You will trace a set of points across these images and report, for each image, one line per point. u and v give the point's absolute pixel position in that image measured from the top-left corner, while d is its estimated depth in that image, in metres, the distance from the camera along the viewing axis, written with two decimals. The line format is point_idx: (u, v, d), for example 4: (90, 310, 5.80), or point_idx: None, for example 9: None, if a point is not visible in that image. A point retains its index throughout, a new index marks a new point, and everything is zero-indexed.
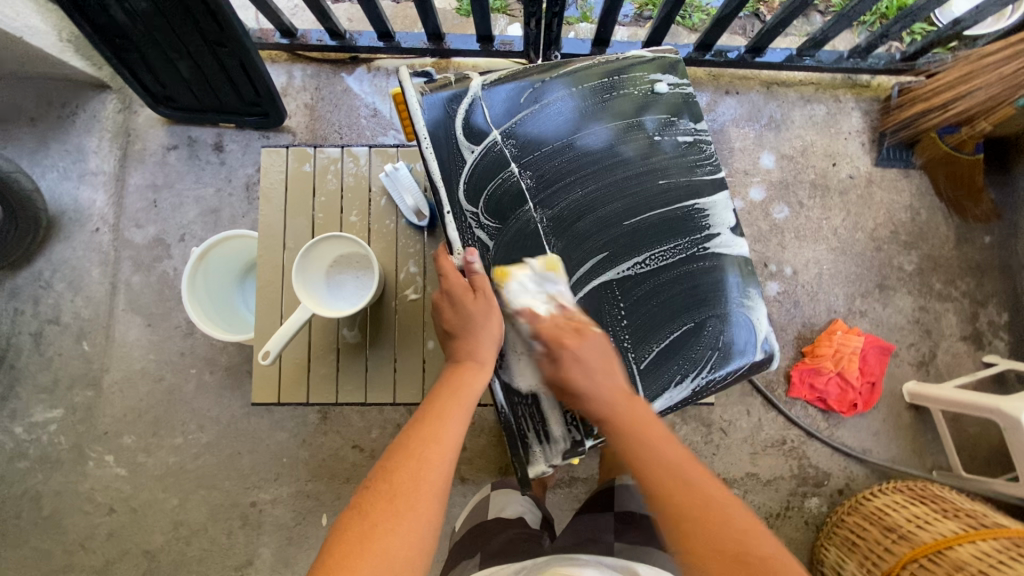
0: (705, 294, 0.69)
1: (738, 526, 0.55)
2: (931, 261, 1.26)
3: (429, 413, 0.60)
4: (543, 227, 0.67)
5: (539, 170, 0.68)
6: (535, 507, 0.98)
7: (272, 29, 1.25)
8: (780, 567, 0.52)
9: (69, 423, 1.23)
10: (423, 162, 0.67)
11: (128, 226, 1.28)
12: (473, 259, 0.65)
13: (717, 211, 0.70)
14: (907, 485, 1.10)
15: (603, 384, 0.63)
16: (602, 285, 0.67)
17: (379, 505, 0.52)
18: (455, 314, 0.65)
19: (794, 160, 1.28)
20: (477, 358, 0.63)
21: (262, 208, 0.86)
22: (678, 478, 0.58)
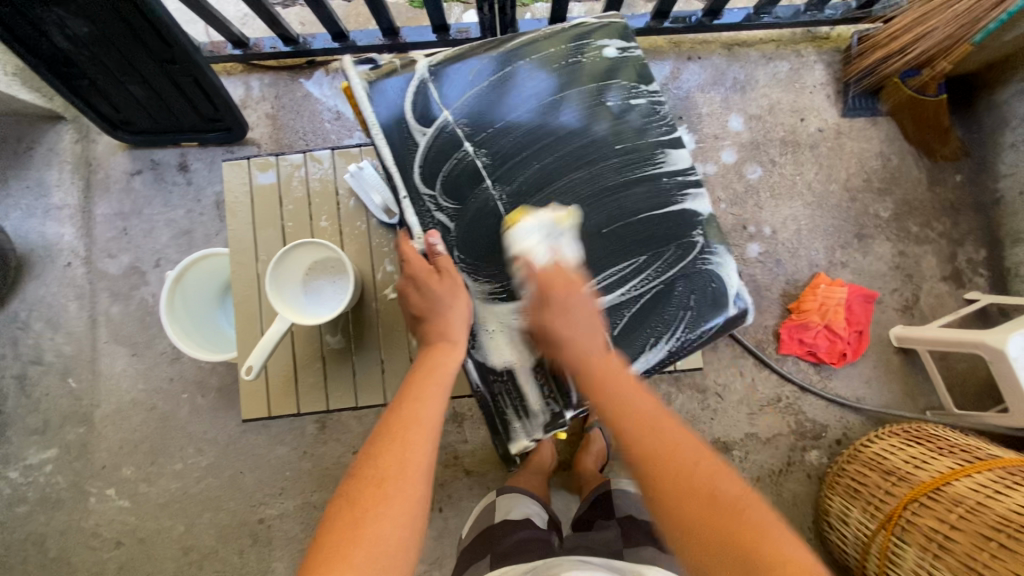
0: (671, 256, 0.68)
1: (705, 466, 0.57)
2: (906, 205, 1.27)
3: (407, 397, 0.59)
4: (503, 203, 0.67)
5: (493, 147, 0.67)
6: (541, 508, 0.98)
7: (223, 41, 1.22)
8: (748, 504, 0.53)
9: (65, 461, 1.22)
10: (375, 150, 0.66)
11: (100, 257, 1.25)
12: (435, 241, 0.65)
13: (679, 170, 0.70)
14: (903, 428, 1.12)
15: (584, 332, 0.63)
16: (568, 255, 0.67)
17: (366, 492, 0.51)
18: (420, 296, 0.66)
19: (763, 119, 1.28)
20: (449, 338, 0.64)
21: (229, 223, 0.85)
22: (653, 428, 0.59)
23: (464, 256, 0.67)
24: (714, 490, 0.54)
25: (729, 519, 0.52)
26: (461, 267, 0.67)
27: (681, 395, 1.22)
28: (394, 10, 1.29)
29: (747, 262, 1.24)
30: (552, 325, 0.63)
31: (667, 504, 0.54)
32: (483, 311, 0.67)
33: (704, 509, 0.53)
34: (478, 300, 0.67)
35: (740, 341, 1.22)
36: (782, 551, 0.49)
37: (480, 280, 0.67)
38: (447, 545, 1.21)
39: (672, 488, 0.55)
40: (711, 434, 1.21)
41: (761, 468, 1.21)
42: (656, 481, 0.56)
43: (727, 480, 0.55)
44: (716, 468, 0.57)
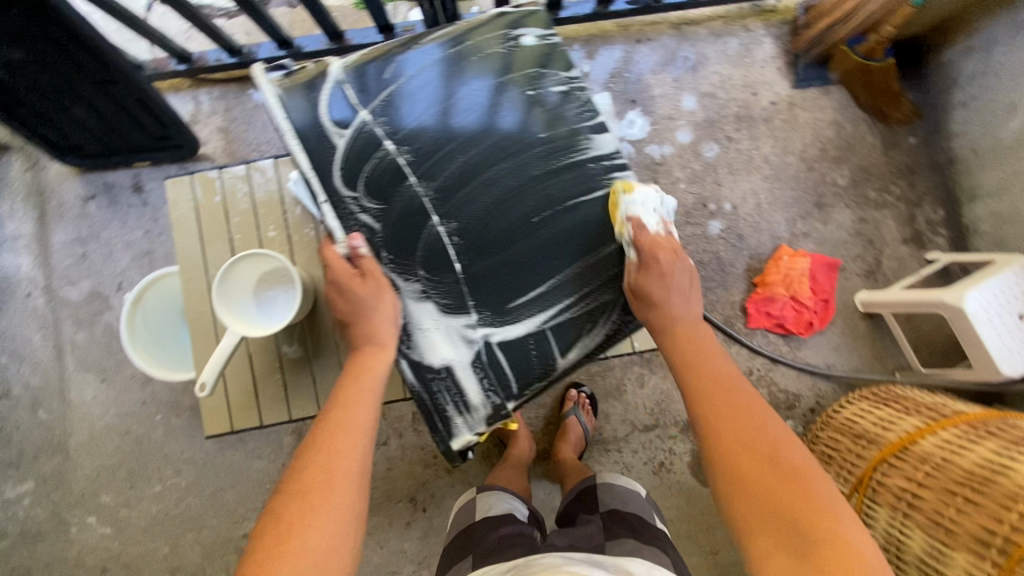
0: (603, 238, 0.69)
1: (771, 437, 0.64)
2: (863, 171, 1.28)
3: (335, 405, 0.61)
4: (429, 198, 0.66)
5: (415, 143, 0.67)
6: (520, 503, 0.98)
7: (167, 57, 1.21)
8: (806, 473, 0.61)
9: (42, 492, 1.21)
10: (290, 155, 0.65)
11: (60, 285, 1.24)
12: (358, 244, 0.64)
13: (604, 154, 0.71)
14: (870, 392, 1.14)
15: (677, 303, 0.70)
16: (499, 246, 0.67)
17: (293, 504, 0.52)
18: (346, 301, 0.65)
19: (716, 97, 1.28)
20: (377, 340, 0.64)
21: (176, 239, 0.85)
22: (732, 395, 0.69)
23: (393, 256, 0.65)
24: (778, 455, 0.62)
25: (785, 480, 0.60)
26: (389, 268, 0.65)
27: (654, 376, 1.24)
28: (339, 14, 1.27)
29: (709, 241, 1.25)
30: (654, 283, 0.68)
31: (734, 455, 0.63)
32: (416, 309, 0.66)
33: (767, 471, 0.61)
34: (410, 300, 0.66)
35: (708, 318, 1.23)
36: (831, 520, 0.57)
37: (411, 280, 0.66)
38: (434, 544, 1.21)
39: (740, 447, 0.63)
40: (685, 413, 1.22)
41: None
42: (729, 436, 0.65)
43: (792, 452, 0.63)
44: (785, 443, 0.63)
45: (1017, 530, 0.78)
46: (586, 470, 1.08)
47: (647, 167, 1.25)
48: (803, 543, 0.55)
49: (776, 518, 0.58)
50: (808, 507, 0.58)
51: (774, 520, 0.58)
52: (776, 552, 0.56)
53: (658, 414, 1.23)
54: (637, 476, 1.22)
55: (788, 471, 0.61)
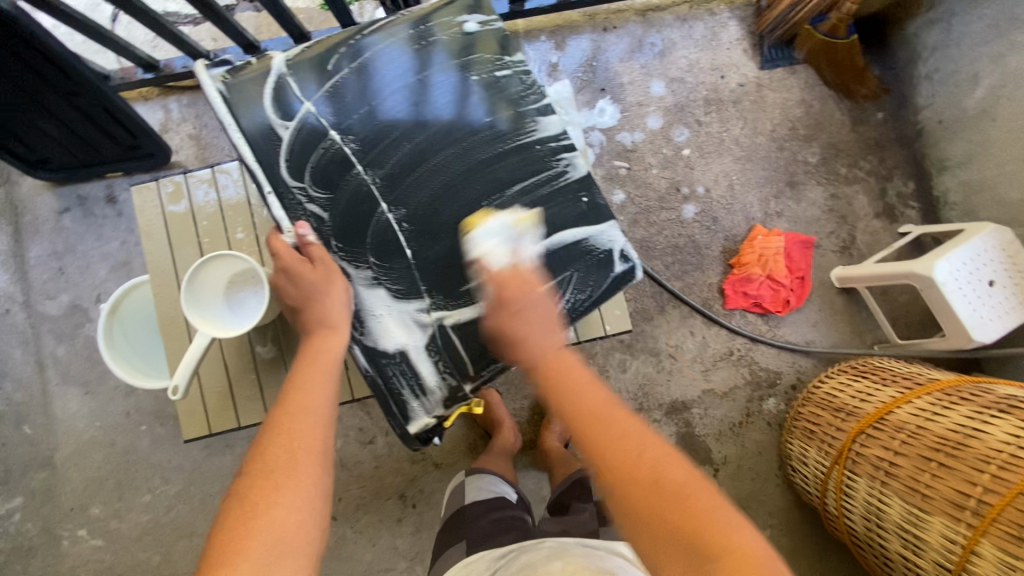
0: (553, 221, 0.70)
1: (652, 453, 0.55)
2: (833, 149, 1.29)
3: (291, 388, 0.61)
4: (376, 186, 0.67)
5: (362, 134, 0.67)
6: (511, 487, 0.97)
7: (133, 66, 1.20)
8: (696, 488, 0.52)
9: (32, 507, 1.21)
10: (235, 148, 0.65)
11: (39, 299, 1.24)
12: (304, 232, 0.65)
13: (551, 136, 0.72)
14: (851, 365, 1.15)
15: (538, 333, 0.64)
16: (448, 231, 0.68)
17: (257, 484, 0.53)
18: (295, 288, 0.65)
19: (684, 81, 1.29)
20: (327, 323, 0.64)
21: (145, 246, 0.86)
22: (600, 415, 0.58)
23: (343, 245, 0.67)
24: (661, 475, 0.52)
25: (679, 508, 0.50)
26: (339, 256, 0.67)
27: (635, 361, 1.24)
28: (306, 16, 1.28)
29: (684, 225, 1.26)
30: (511, 321, 0.64)
31: (624, 491, 0.53)
32: (366, 296, 0.67)
33: (655, 501, 0.51)
34: (361, 287, 0.67)
35: (686, 301, 1.23)
36: (732, 533, 0.48)
37: (361, 267, 0.67)
38: (425, 538, 1.22)
39: (624, 479, 0.53)
40: (668, 396, 1.23)
41: (721, 422, 1.23)
42: (612, 467, 0.54)
43: (675, 464, 0.54)
44: (667, 456, 0.55)
45: (990, 492, 0.79)
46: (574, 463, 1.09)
47: (619, 154, 1.26)
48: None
49: (677, 555, 0.48)
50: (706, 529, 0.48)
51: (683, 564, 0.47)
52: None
53: (642, 400, 1.23)
54: None
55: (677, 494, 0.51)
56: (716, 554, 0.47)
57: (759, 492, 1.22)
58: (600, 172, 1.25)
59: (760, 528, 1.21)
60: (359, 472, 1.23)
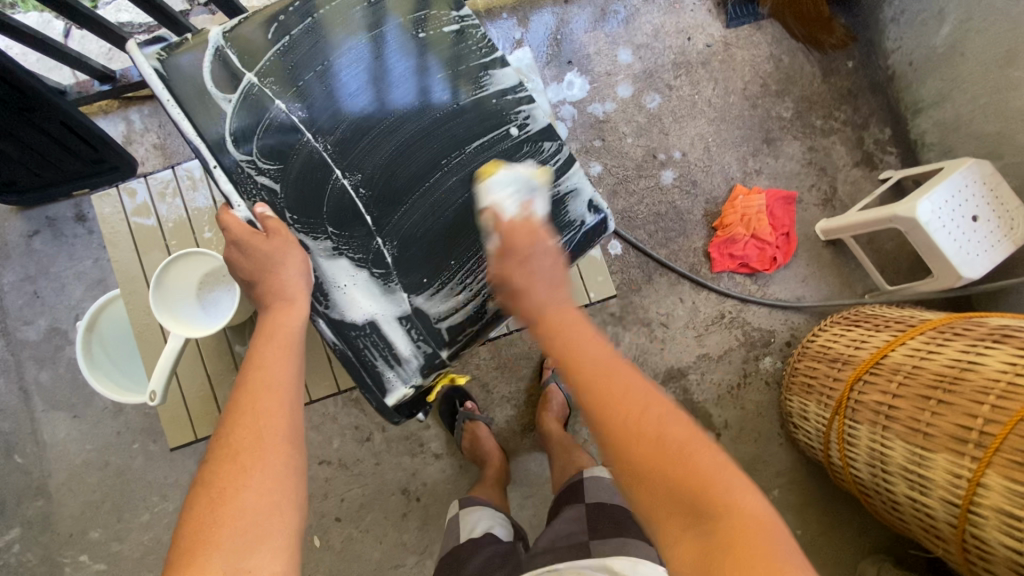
0: (516, 176, 0.70)
1: (656, 409, 0.55)
2: (807, 101, 1.28)
3: (252, 364, 0.58)
4: (328, 153, 0.66)
5: (309, 100, 0.66)
6: (505, 519, 0.96)
7: (89, 78, 1.16)
8: (699, 447, 0.52)
9: (30, 537, 1.19)
10: (174, 124, 0.63)
11: (17, 326, 1.21)
12: (263, 211, 0.63)
13: (508, 88, 0.71)
14: (843, 316, 1.14)
15: (545, 287, 0.63)
16: (408, 193, 0.67)
17: (224, 470, 0.52)
18: (248, 261, 0.62)
19: (651, 47, 1.28)
20: (285, 296, 0.61)
21: (110, 255, 0.84)
22: (604, 368, 0.58)
23: (297, 215, 0.65)
24: (664, 432, 0.52)
25: (679, 462, 0.51)
26: (297, 228, 0.65)
27: (627, 332, 1.22)
28: None
29: (664, 191, 1.24)
30: (509, 267, 0.63)
31: (623, 441, 0.53)
32: (329, 269, 0.66)
33: (659, 456, 0.51)
34: (321, 259, 0.66)
35: (673, 269, 1.22)
36: (734, 491, 0.49)
37: (320, 238, 0.66)
38: (432, 531, 1.20)
39: (627, 431, 0.53)
40: (663, 363, 1.22)
41: (720, 385, 1.22)
42: (613, 418, 0.54)
43: (681, 424, 0.54)
44: (670, 414, 0.55)
45: (990, 423, 0.78)
46: (572, 442, 1.08)
47: (592, 126, 1.25)
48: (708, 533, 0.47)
49: (680, 508, 0.49)
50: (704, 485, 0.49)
51: (678, 512, 0.49)
52: (687, 549, 0.47)
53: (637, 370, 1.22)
54: None
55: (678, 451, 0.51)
56: (714, 509, 0.48)
57: (764, 454, 1.21)
58: (576, 146, 1.24)
59: (768, 488, 1.20)
60: (359, 470, 1.21)
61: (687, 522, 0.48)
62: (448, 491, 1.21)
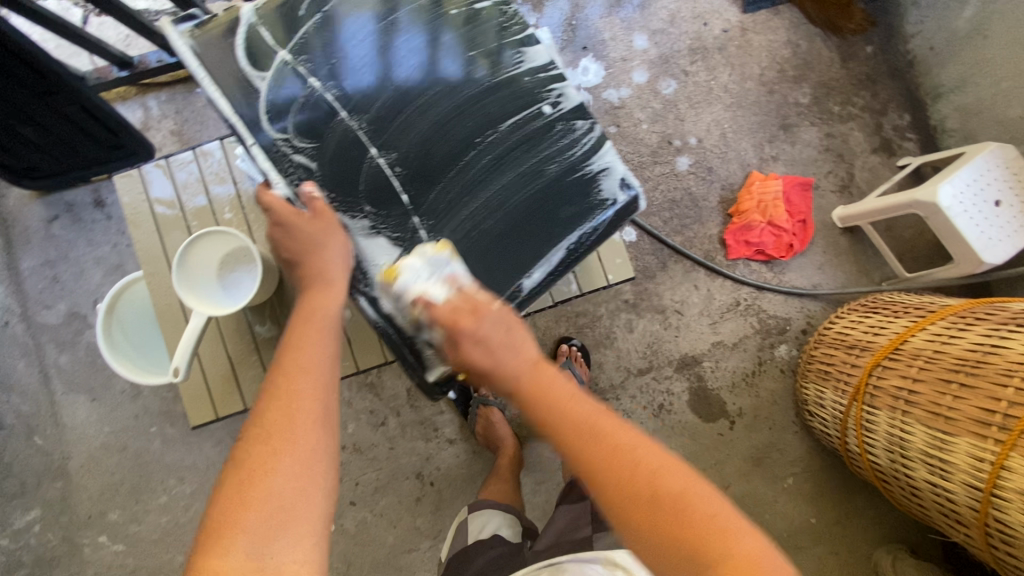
0: (549, 155, 0.71)
1: (647, 466, 0.52)
2: (824, 87, 1.26)
3: (289, 346, 0.58)
4: (363, 131, 0.66)
5: (343, 79, 0.66)
6: (515, 519, 0.94)
7: (108, 65, 1.18)
8: (698, 500, 0.50)
9: (50, 518, 1.19)
10: (209, 103, 0.63)
11: (37, 310, 1.23)
12: (311, 189, 0.63)
13: (539, 67, 0.73)
14: (859, 303, 1.13)
15: (505, 357, 0.58)
16: (443, 172, 0.68)
17: (253, 452, 0.50)
18: (290, 238, 0.62)
19: (666, 33, 1.27)
20: (327, 278, 0.62)
21: (132, 235, 0.87)
22: (588, 435, 0.54)
23: (335, 193, 0.65)
24: (661, 487, 0.51)
25: (678, 522, 0.49)
26: (334, 206, 0.65)
27: (641, 320, 1.22)
28: None
29: (679, 177, 1.24)
30: (463, 354, 0.59)
31: (619, 510, 0.51)
32: (367, 247, 0.66)
33: (658, 520, 0.50)
34: (360, 237, 0.66)
35: (688, 255, 1.21)
36: (735, 543, 0.48)
37: (357, 217, 0.66)
38: (446, 516, 1.21)
39: (623, 494, 0.51)
40: (678, 351, 1.21)
41: (734, 373, 1.22)
42: (606, 489, 0.52)
43: (674, 477, 0.52)
44: (660, 462, 0.53)
45: (1015, 405, 0.77)
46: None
47: (607, 112, 1.24)
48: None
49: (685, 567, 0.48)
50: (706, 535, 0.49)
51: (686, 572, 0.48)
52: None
53: (651, 357, 1.22)
54: (640, 421, 1.20)
55: (676, 510, 0.50)
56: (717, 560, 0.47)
57: (778, 442, 1.21)
58: None
59: (782, 476, 1.19)
60: (373, 455, 1.21)
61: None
62: (463, 476, 1.22)
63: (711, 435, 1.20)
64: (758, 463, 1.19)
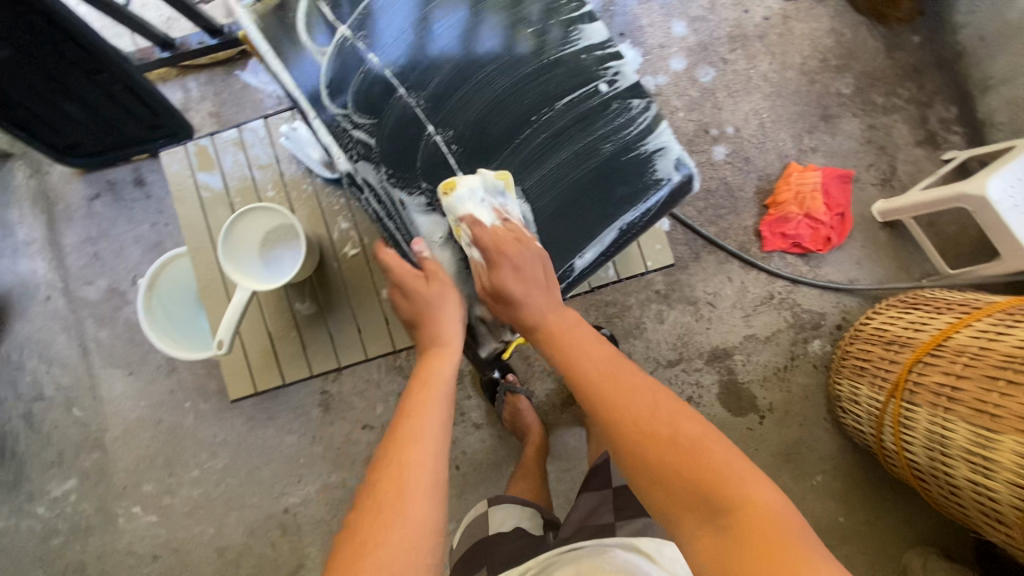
0: (604, 133, 0.71)
1: (664, 414, 0.59)
2: (868, 77, 1.23)
3: (403, 414, 0.62)
4: (421, 108, 0.68)
5: (401, 56, 0.68)
6: (535, 512, 0.89)
7: (152, 46, 1.21)
8: (711, 444, 0.56)
9: (87, 488, 1.22)
10: (274, 79, 0.66)
11: (78, 285, 1.26)
12: (420, 248, 0.68)
13: (596, 44, 0.72)
14: (898, 299, 1.10)
15: (536, 294, 0.68)
16: (498, 149, 0.69)
17: (369, 520, 0.53)
18: (411, 304, 0.69)
19: (706, 20, 1.25)
20: (442, 342, 0.67)
21: (179, 211, 0.95)
22: (608, 378, 0.64)
23: (392, 169, 0.67)
24: (678, 434, 0.57)
25: (691, 459, 0.54)
26: (391, 181, 0.67)
27: (672, 311, 1.21)
28: None
29: (715, 167, 1.22)
30: (501, 279, 0.66)
31: (638, 446, 0.57)
32: (422, 224, 0.68)
33: (671, 455, 0.55)
34: (416, 213, 0.68)
35: (722, 247, 1.20)
36: (746, 487, 0.52)
37: (414, 193, 0.68)
38: (470, 500, 1.21)
39: (642, 442, 0.57)
40: (709, 344, 1.20)
41: (765, 367, 1.20)
42: (625, 424, 0.59)
43: (690, 424, 0.58)
44: (677, 412, 0.59)
45: None
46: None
47: None
48: (723, 527, 0.50)
49: (697, 511, 0.52)
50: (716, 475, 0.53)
51: (692, 504, 0.53)
52: (708, 543, 0.50)
53: (682, 348, 1.20)
54: None
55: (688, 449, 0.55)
56: (728, 504, 0.51)
57: (809, 438, 1.19)
58: None
59: (811, 474, 1.17)
60: None
61: (700, 511, 0.52)
62: (488, 461, 1.22)
63: (740, 429, 1.18)
64: (787, 459, 1.18)
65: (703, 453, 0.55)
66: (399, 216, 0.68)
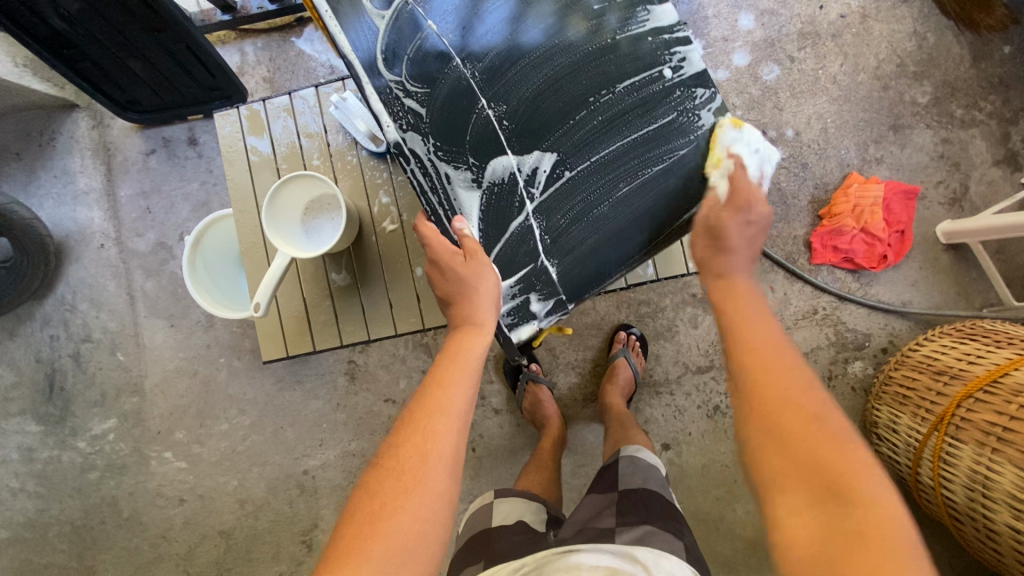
0: (663, 125, 0.69)
1: (812, 395, 0.55)
2: (948, 87, 1.15)
3: (432, 384, 0.61)
4: (475, 81, 0.67)
5: (462, 23, 0.66)
6: (541, 507, 0.87)
7: (213, 8, 1.23)
8: (849, 441, 0.51)
9: (125, 429, 1.28)
10: (331, 39, 0.64)
11: (130, 237, 1.31)
12: (462, 226, 0.68)
13: (664, 28, 0.70)
14: (954, 327, 1.02)
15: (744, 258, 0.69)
16: (551, 130, 0.68)
17: (388, 483, 0.54)
18: (445, 281, 0.67)
19: (776, 14, 1.18)
20: (475, 322, 0.65)
21: (228, 171, 0.98)
22: (767, 348, 0.60)
23: (441, 142, 0.67)
24: (819, 415, 0.53)
25: (825, 441, 0.51)
26: (439, 155, 0.67)
27: (708, 317, 1.17)
28: None
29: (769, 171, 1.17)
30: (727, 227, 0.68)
31: (766, 406, 0.55)
32: (466, 199, 0.68)
33: (797, 422, 0.52)
34: (460, 188, 0.68)
35: (768, 255, 1.15)
36: (866, 488, 0.47)
37: (460, 168, 0.68)
38: (483, 484, 1.21)
39: (775, 399, 0.55)
40: None
41: None
42: (764, 381, 0.57)
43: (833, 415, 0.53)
44: (814, 396, 0.55)
45: None
46: (630, 419, 1.02)
47: None
48: (832, 510, 0.46)
49: (808, 489, 0.48)
50: (843, 466, 0.49)
51: (804, 481, 0.49)
52: (804, 516, 0.47)
53: (713, 356, 1.17)
54: (690, 419, 1.16)
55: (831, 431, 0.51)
56: (847, 495, 0.47)
57: None
58: None
59: None
60: None
61: (812, 496, 0.48)
62: (504, 447, 1.22)
63: None
64: None
65: (839, 440, 0.51)
66: (443, 190, 0.68)
